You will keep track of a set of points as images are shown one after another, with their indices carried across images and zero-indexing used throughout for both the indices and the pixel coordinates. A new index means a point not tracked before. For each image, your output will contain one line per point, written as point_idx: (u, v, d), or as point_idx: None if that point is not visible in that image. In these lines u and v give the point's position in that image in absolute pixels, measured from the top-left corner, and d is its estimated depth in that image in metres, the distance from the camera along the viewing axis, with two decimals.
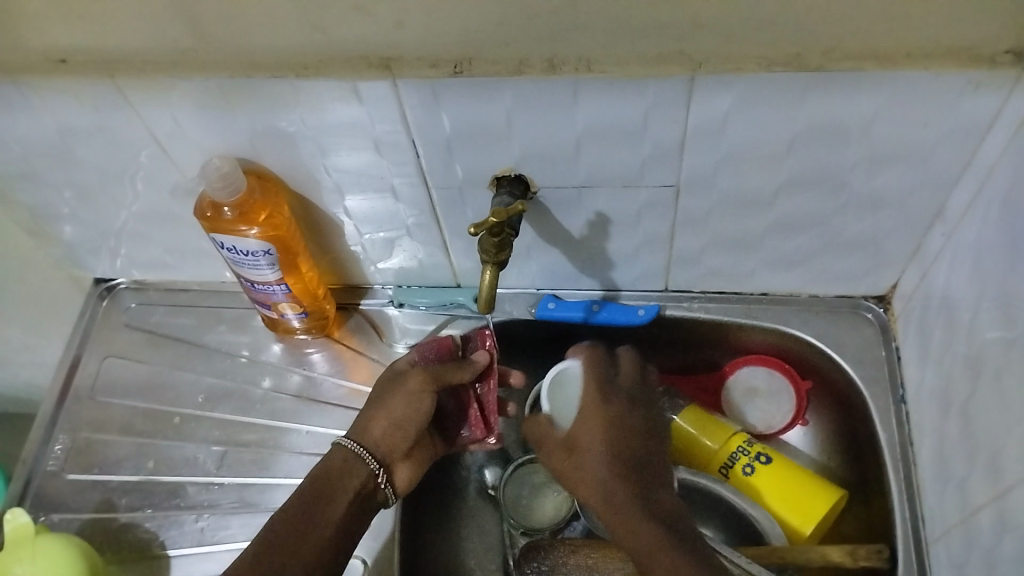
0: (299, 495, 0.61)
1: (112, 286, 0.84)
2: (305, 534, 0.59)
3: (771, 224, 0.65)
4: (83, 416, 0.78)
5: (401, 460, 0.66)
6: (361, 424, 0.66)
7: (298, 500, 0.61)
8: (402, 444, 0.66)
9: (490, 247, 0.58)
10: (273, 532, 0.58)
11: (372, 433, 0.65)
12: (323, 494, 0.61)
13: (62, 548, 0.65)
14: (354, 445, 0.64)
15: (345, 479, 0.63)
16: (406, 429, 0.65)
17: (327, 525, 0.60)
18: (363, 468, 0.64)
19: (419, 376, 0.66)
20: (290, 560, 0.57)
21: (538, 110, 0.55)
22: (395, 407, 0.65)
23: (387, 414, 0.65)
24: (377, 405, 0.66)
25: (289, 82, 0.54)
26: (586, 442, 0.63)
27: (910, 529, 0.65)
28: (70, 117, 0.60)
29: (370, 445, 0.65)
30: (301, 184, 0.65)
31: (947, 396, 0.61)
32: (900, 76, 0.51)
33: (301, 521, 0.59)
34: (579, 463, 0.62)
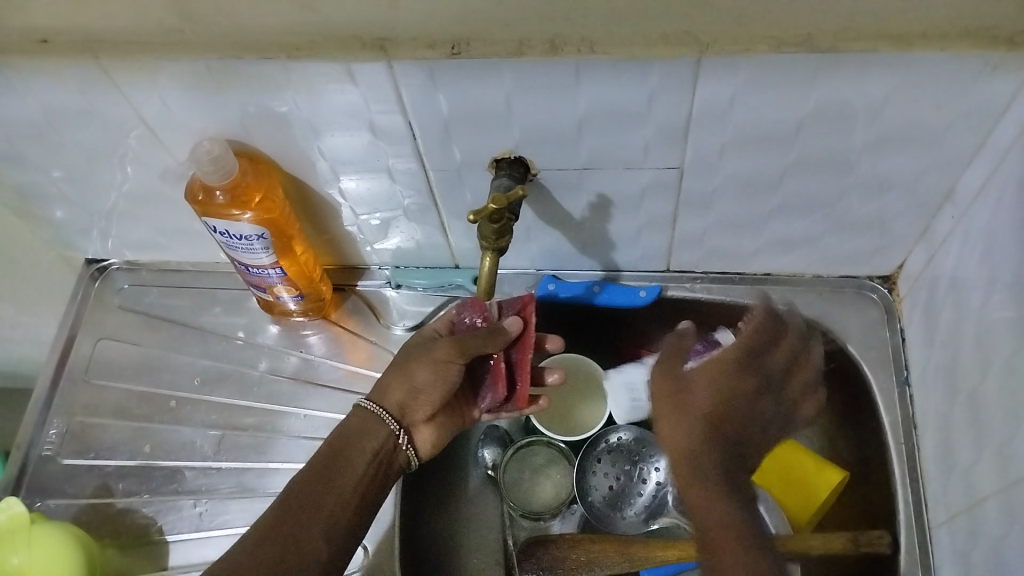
0: (320, 456, 0.61)
1: (104, 266, 0.81)
2: (322, 496, 0.59)
3: (777, 206, 0.64)
4: (78, 399, 0.77)
5: (421, 422, 0.66)
6: (384, 385, 0.65)
7: (318, 462, 0.61)
8: (422, 407, 0.65)
9: (489, 233, 0.57)
10: (294, 492, 0.59)
11: (393, 394, 0.64)
12: (345, 456, 0.61)
13: (60, 533, 0.65)
14: (374, 409, 0.64)
15: (364, 440, 0.62)
16: (427, 394, 0.64)
17: (347, 486, 0.60)
18: (383, 428, 0.63)
19: (448, 346, 0.63)
20: (304, 522, 0.57)
21: (538, 90, 0.53)
22: (418, 371, 0.64)
23: (408, 376, 0.64)
24: (399, 369, 0.65)
25: (281, 63, 0.52)
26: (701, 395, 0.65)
27: (912, 513, 0.65)
28: (54, 98, 0.58)
29: (389, 407, 0.64)
30: (294, 166, 0.63)
31: (954, 382, 0.61)
32: (914, 57, 0.49)
33: (319, 483, 0.59)
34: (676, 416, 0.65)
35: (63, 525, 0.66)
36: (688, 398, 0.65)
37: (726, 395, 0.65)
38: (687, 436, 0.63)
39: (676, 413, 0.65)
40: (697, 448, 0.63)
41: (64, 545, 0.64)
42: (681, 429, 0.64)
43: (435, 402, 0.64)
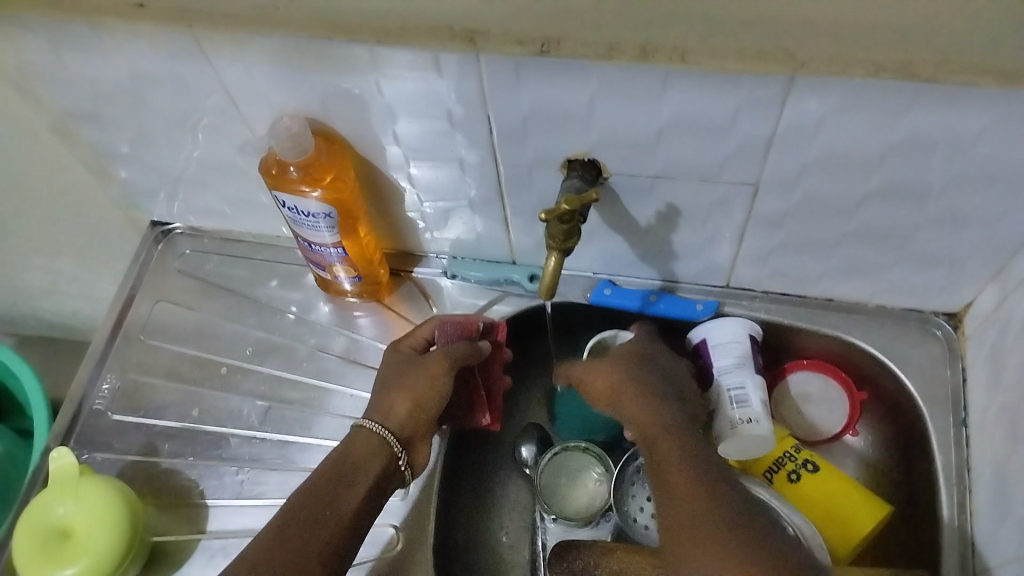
0: (318, 479, 0.60)
1: (168, 230, 0.83)
2: (322, 517, 0.57)
3: (849, 232, 0.62)
4: (132, 358, 0.78)
5: (420, 440, 0.65)
6: (384, 404, 0.65)
7: (318, 483, 0.60)
8: (424, 426, 0.65)
9: (558, 233, 0.57)
10: (290, 513, 0.57)
11: (397, 414, 0.64)
12: (347, 481, 0.60)
13: (102, 485, 0.66)
14: (375, 425, 0.64)
15: (366, 461, 0.62)
16: (428, 409, 0.65)
17: (347, 509, 0.59)
18: (384, 446, 0.63)
19: (440, 360, 0.66)
20: (298, 543, 0.55)
21: (623, 95, 0.53)
22: (419, 387, 0.65)
23: (412, 394, 0.65)
24: (398, 385, 0.65)
25: (368, 47, 0.52)
26: (624, 384, 0.67)
27: (958, 558, 0.63)
28: (142, 62, 0.59)
29: (392, 423, 0.64)
30: (367, 148, 0.64)
31: (1018, 429, 0.59)
32: (1016, 94, 0.47)
33: (319, 503, 0.58)
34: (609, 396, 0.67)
35: (109, 482, 0.66)
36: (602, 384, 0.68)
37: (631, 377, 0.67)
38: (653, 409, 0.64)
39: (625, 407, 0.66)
40: (665, 411, 0.63)
41: (103, 503, 0.65)
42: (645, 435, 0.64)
43: (434, 420, 0.66)
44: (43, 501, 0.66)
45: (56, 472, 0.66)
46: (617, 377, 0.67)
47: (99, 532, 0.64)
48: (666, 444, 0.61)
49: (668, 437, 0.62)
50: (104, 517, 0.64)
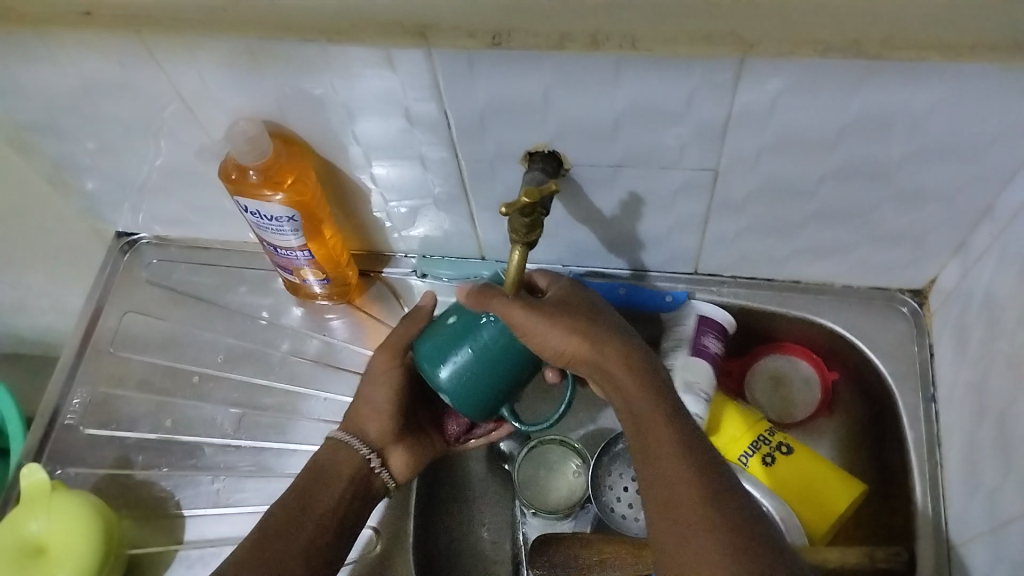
0: (298, 484, 0.63)
1: (134, 241, 0.82)
2: (302, 519, 0.60)
3: (811, 213, 0.63)
4: (102, 371, 0.78)
5: (392, 445, 0.67)
6: (354, 413, 0.67)
7: (298, 486, 0.63)
8: (387, 427, 0.66)
9: (520, 227, 0.56)
10: (272, 517, 0.60)
11: (357, 420, 0.66)
12: (322, 483, 0.63)
13: (75, 498, 0.65)
14: (345, 437, 0.65)
15: (336, 469, 0.64)
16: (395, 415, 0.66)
17: (326, 510, 0.61)
18: (354, 455, 0.65)
19: (384, 353, 0.66)
20: (282, 545, 0.58)
21: (578, 84, 0.53)
22: (369, 390, 0.66)
23: (365, 399, 0.66)
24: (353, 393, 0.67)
25: (320, 46, 0.52)
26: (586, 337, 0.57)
27: (932, 532, 0.64)
28: (94, 70, 0.58)
29: (360, 432, 0.66)
30: (327, 149, 0.63)
31: (984, 400, 0.59)
32: (963, 67, 0.48)
33: (299, 506, 0.61)
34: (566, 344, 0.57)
35: (82, 496, 0.66)
36: (565, 347, 0.57)
37: (580, 325, 0.58)
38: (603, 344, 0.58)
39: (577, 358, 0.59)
40: (621, 346, 0.58)
41: (77, 518, 0.64)
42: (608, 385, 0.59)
43: (396, 418, 0.66)
44: (16, 517, 0.65)
45: (29, 487, 0.65)
46: (577, 330, 0.57)
47: (74, 547, 0.63)
48: (633, 393, 0.57)
49: (630, 382, 0.57)
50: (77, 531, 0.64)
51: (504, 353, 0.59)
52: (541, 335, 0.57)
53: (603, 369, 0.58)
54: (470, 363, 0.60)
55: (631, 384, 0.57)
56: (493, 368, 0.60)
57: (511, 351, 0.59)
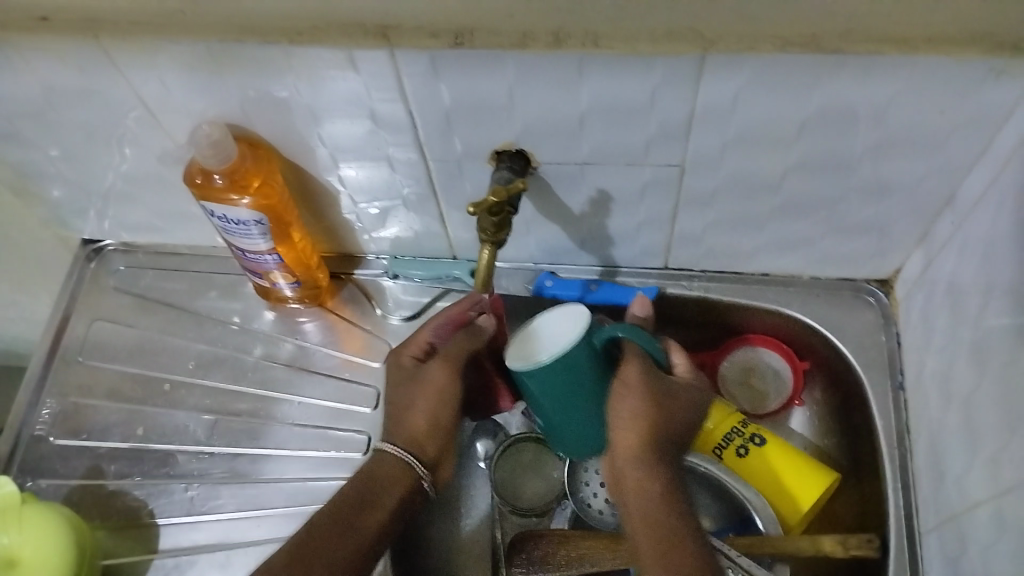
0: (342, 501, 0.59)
1: (99, 248, 0.81)
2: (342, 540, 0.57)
3: (777, 205, 0.63)
4: (72, 380, 0.77)
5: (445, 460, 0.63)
6: (395, 421, 0.62)
7: (337, 503, 0.59)
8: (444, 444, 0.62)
9: (488, 226, 0.57)
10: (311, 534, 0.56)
11: (412, 432, 0.61)
12: (368, 499, 0.59)
13: (45, 512, 0.64)
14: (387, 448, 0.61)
15: (393, 488, 0.60)
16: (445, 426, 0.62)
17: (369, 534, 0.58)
18: (409, 474, 0.61)
19: (443, 366, 0.61)
20: (335, 574, 0.55)
21: (542, 83, 0.53)
22: (422, 404, 0.61)
23: (422, 411, 0.61)
24: (404, 405, 0.61)
25: (282, 48, 0.52)
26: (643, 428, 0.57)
27: (902, 518, 0.65)
28: (54, 77, 0.57)
29: (414, 444, 0.61)
30: (294, 152, 0.63)
31: (949, 387, 0.60)
32: (919, 59, 0.48)
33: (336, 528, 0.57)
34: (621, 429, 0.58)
35: (53, 509, 0.65)
36: (626, 438, 0.57)
37: (655, 436, 0.57)
38: (650, 475, 0.57)
39: (621, 457, 0.58)
40: (665, 492, 0.57)
41: (48, 530, 0.63)
42: (627, 501, 0.57)
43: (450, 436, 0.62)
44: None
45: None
46: (646, 420, 0.57)
47: (45, 561, 0.62)
48: (651, 524, 0.56)
49: (655, 515, 0.56)
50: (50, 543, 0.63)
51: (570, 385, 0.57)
52: (620, 418, 0.57)
53: (636, 491, 0.57)
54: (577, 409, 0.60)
55: (656, 518, 0.56)
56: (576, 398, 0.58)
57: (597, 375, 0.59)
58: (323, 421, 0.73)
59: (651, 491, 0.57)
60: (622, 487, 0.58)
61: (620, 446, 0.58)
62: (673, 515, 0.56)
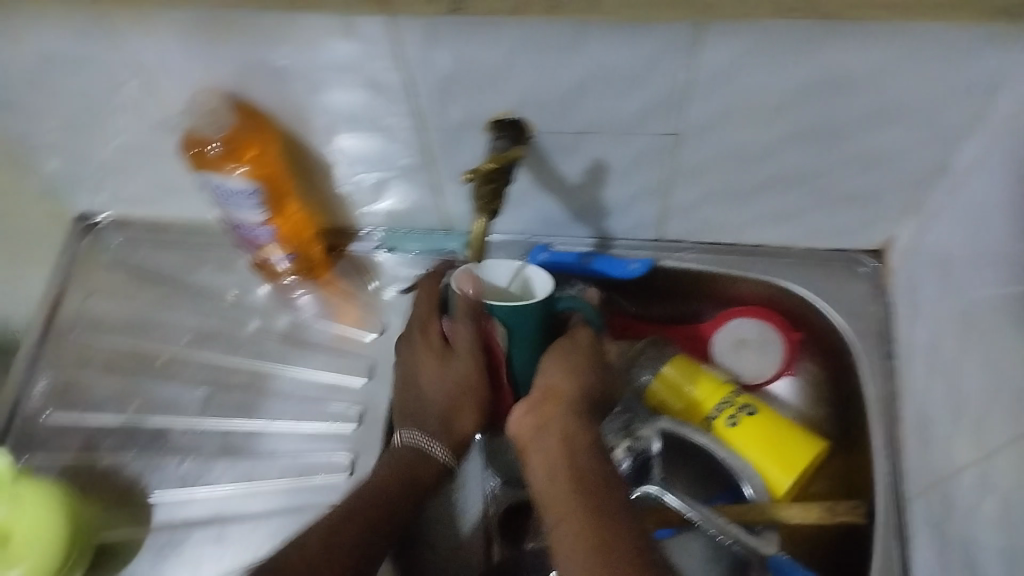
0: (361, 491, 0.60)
1: (93, 223, 0.80)
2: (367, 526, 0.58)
3: (771, 176, 0.64)
4: (67, 354, 0.77)
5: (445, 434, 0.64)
6: (415, 399, 0.64)
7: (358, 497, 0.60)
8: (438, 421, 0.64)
9: (484, 194, 0.57)
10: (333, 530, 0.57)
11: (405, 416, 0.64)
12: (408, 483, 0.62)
13: (34, 484, 0.64)
14: (405, 442, 0.63)
15: (423, 473, 0.63)
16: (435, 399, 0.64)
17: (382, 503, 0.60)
18: (433, 462, 0.63)
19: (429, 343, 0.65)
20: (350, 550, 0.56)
21: (539, 50, 0.53)
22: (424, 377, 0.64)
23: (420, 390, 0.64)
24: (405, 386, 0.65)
25: (280, 14, 0.52)
26: (555, 397, 0.59)
27: (891, 484, 0.66)
28: (50, 44, 0.57)
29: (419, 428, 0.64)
30: (289, 123, 0.63)
31: (937, 353, 0.61)
32: (912, 26, 0.49)
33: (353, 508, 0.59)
34: (532, 409, 0.58)
35: (44, 484, 0.65)
36: (559, 385, 0.59)
37: (585, 396, 0.59)
38: (585, 428, 0.58)
39: (554, 406, 0.58)
40: (594, 443, 0.57)
41: (41, 507, 0.63)
42: (551, 445, 0.56)
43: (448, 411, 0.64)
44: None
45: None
46: (555, 390, 0.59)
47: (36, 538, 0.62)
48: (573, 472, 0.55)
49: (577, 465, 0.55)
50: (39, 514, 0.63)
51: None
52: (551, 368, 0.60)
53: (562, 434, 0.57)
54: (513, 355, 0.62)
55: (579, 467, 0.55)
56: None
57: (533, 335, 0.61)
58: (319, 394, 0.73)
59: (579, 439, 0.57)
60: (542, 432, 0.57)
61: (552, 393, 0.59)
62: (591, 461, 0.56)
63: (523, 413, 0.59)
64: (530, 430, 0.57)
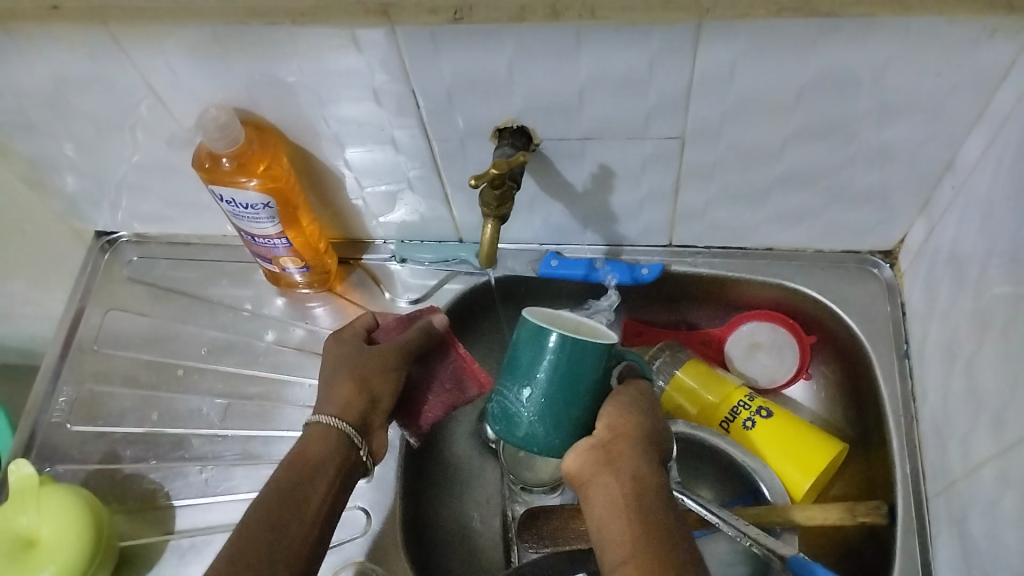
0: (288, 467, 0.57)
1: (114, 239, 0.84)
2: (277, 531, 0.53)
3: (777, 176, 0.64)
4: (88, 368, 0.78)
5: (376, 427, 0.62)
6: (327, 395, 0.61)
7: (281, 482, 0.56)
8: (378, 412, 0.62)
9: (491, 199, 0.58)
10: (254, 519, 0.54)
11: (343, 404, 0.60)
12: (300, 480, 0.56)
13: (61, 490, 0.66)
14: (322, 418, 0.60)
15: (326, 459, 0.58)
16: (379, 394, 0.62)
17: (309, 513, 0.55)
18: (338, 444, 0.59)
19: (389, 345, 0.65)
20: None
21: (542, 57, 0.54)
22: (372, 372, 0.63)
23: (357, 381, 0.62)
24: (338, 376, 0.62)
25: (287, 29, 0.53)
26: (618, 446, 0.57)
27: (910, 485, 0.65)
28: (63, 64, 0.59)
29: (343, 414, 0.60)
30: (300, 136, 0.64)
31: (953, 351, 0.61)
32: (913, 22, 0.49)
33: (285, 501, 0.55)
34: (591, 464, 0.56)
35: (82, 500, 0.66)
36: (628, 426, 0.58)
37: (649, 440, 0.58)
38: (651, 470, 0.56)
39: (624, 445, 0.57)
40: (662, 487, 0.56)
41: (72, 522, 0.64)
42: (616, 488, 0.55)
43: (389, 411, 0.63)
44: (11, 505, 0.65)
45: (30, 481, 0.66)
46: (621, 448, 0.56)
47: (54, 552, 0.63)
48: (642, 516, 0.53)
49: (646, 510, 0.54)
50: (65, 518, 0.64)
51: (563, 380, 0.57)
52: (614, 411, 0.59)
53: (632, 477, 0.55)
54: (548, 379, 0.57)
55: (647, 507, 0.54)
56: (561, 395, 0.57)
57: (568, 364, 0.57)
58: None
59: (648, 482, 0.55)
60: (603, 492, 0.55)
61: (618, 434, 0.57)
62: (666, 512, 0.54)
63: (586, 450, 0.57)
64: (598, 468, 0.56)
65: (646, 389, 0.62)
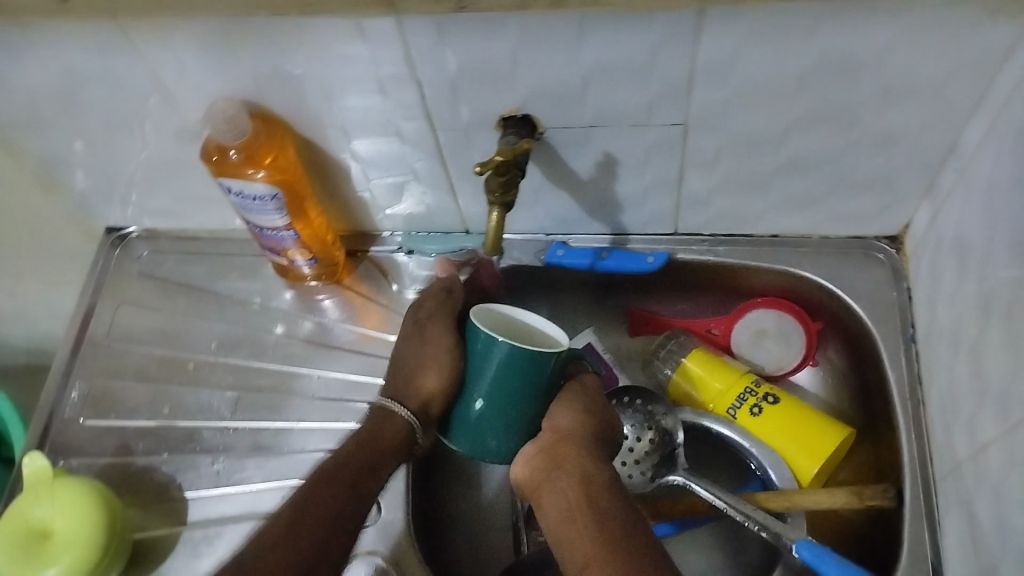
0: (354, 441, 0.60)
1: (124, 235, 0.85)
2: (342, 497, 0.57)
3: (780, 162, 0.64)
4: (99, 363, 0.79)
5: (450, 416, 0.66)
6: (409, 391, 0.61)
7: (344, 472, 0.58)
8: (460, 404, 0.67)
9: (496, 186, 0.58)
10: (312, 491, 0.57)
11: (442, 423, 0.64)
12: (369, 461, 0.59)
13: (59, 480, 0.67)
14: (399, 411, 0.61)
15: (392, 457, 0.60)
16: None
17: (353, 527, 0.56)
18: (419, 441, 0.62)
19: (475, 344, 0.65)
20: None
21: (546, 44, 0.54)
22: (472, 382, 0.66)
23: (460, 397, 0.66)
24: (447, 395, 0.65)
25: (292, 20, 0.53)
26: (564, 451, 0.57)
27: (917, 467, 0.65)
28: (74, 61, 0.60)
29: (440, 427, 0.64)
30: (307, 128, 0.65)
31: (959, 334, 0.61)
32: (914, 3, 0.49)
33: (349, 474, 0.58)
34: (539, 477, 0.57)
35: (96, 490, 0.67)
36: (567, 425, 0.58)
37: (592, 436, 0.58)
38: (599, 465, 0.56)
39: (569, 447, 0.57)
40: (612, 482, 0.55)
41: (89, 548, 0.64)
42: (567, 495, 0.55)
43: None
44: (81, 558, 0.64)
45: (80, 490, 0.66)
46: (566, 452, 0.57)
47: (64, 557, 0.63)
48: (599, 516, 0.53)
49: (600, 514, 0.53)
50: (74, 498, 0.66)
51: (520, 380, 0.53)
52: (559, 414, 0.58)
53: (580, 478, 0.55)
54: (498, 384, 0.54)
55: (599, 508, 0.54)
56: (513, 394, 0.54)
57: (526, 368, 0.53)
58: (346, 393, 0.75)
59: (597, 483, 0.55)
60: (558, 496, 0.55)
61: (560, 436, 0.57)
62: (617, 507, 0.54)
63: (532, 457, 0.58)
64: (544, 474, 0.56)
65: (588, 383, 0.61)
